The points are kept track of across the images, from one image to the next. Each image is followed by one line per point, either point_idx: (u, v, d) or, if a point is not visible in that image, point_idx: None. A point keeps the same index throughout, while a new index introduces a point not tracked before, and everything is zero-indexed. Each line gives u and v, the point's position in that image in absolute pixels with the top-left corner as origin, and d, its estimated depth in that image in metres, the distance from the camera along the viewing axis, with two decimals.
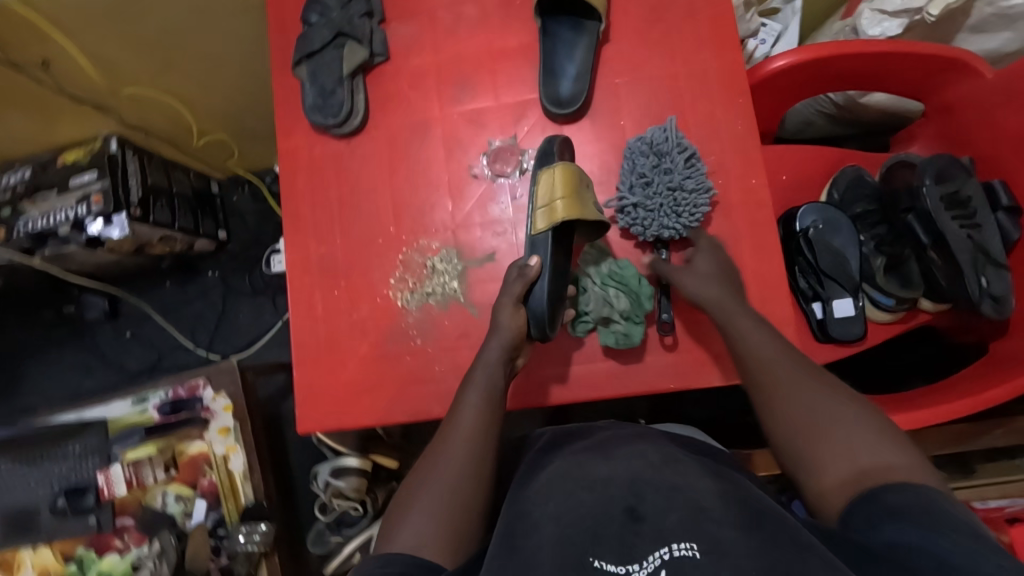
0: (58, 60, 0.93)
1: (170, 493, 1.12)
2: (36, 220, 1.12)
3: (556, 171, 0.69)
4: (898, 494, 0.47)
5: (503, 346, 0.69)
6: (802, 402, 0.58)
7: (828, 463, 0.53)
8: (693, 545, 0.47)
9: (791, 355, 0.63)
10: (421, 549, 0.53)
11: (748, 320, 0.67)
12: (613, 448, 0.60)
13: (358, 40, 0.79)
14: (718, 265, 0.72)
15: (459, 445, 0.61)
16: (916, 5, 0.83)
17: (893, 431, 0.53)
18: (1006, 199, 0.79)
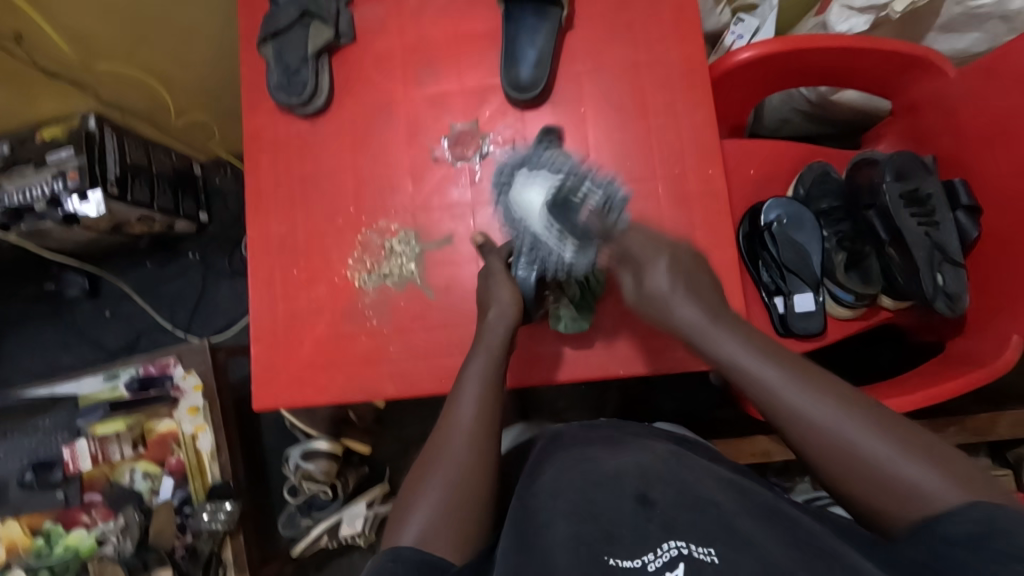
0: (31, 33, 0.94)
1: (137, 471, 1.13)
2: (12, 195, 1.13)
3: (551, 162, 0.72)
4: (956, 521, 0.46)
5: (507, 322, 0.67)
6: (835, 435, 0.52)
7: (880, 495, 0.50)
8: (711, 550, 0.48)
9: (801, 377, 0.56)
10: (429, 543, 0.54)
11: (744, 350, 0.58)
12: (619, 441, 0.65)
13: (323, 20, 0.79)
14: (679, 273, 0.63)
15: (460, 441, 0.60)
16: (882, 2, 0.83)
17: (931, 449, 0.50)
18: (966, 198, 0.78)
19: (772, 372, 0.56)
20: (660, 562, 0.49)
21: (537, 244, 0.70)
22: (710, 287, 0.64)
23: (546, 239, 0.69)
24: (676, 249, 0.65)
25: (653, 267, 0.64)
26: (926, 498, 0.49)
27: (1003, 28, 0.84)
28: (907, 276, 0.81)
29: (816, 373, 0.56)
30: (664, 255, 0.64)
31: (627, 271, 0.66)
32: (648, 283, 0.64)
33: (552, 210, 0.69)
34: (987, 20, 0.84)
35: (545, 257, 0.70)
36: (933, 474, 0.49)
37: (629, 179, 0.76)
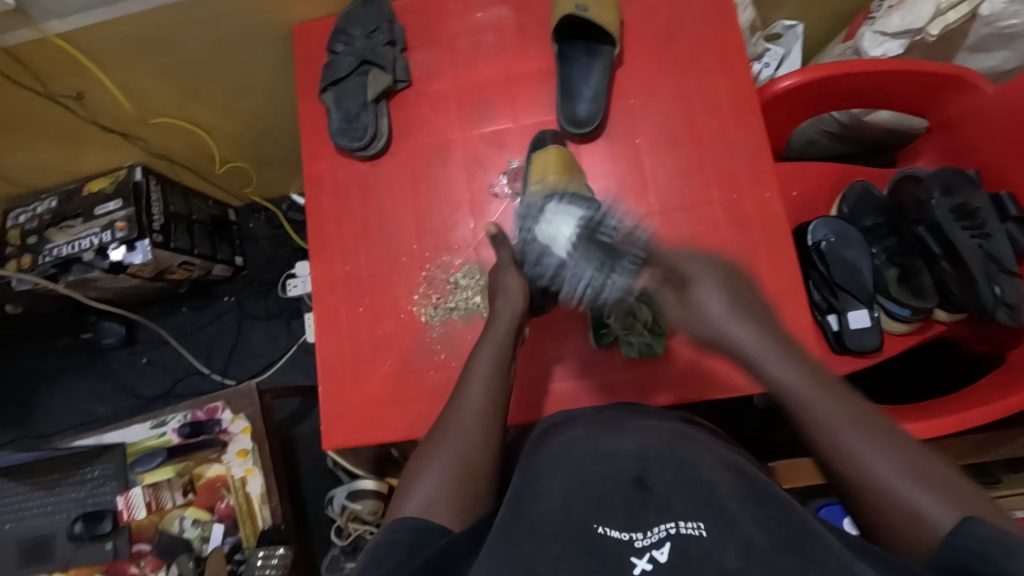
0: (91, 91, 0.98)
1: (187, 518, 1.11)
2: (61, 247, 1.15)
3: (549, 152, 0.77)
4: (958, 539, 0.44)
5: (514, 314, 0.69)
6: (867, 463, 0.50)
7: (894, 517, 0.48)
8: (700, 524, 0.46)
9: (856, 411, 0.53)
10: (432, 511, 0.53)
11: (793, 373, 0.56)
12: (625, 423, 0.62)
13: (382, 67, 0.83)
14: (722, 292, 0.61)
15: (467, 419, 0.59)
16: (916, 27, 0.86)
17: (937, 472, 0.48)
18: (1013, 209, 0.80)
19: (821, 398, 0.54)
20: (648, 541, 0.45)
21: (567, 270, 0.71)
22: (752, 298, 0.63)
23: (574, 266, 0.71)
24: (722, 271, 0.64)
25: (698, 287, 0.63)
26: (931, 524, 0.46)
27: None
28: (964, 289, 0.81)
29: (863, 406, 0.54)
30: (712, 272, 0.64)
31: (671, 285, 0.66)
32: (695, 296, 0.62)
33: (586, 242, 0.70)
34: (1016, 40, 0.87)
35: (574, 278, 0.71)
36: (945, 504, 0.46)
37: (685, 206, 0.79)
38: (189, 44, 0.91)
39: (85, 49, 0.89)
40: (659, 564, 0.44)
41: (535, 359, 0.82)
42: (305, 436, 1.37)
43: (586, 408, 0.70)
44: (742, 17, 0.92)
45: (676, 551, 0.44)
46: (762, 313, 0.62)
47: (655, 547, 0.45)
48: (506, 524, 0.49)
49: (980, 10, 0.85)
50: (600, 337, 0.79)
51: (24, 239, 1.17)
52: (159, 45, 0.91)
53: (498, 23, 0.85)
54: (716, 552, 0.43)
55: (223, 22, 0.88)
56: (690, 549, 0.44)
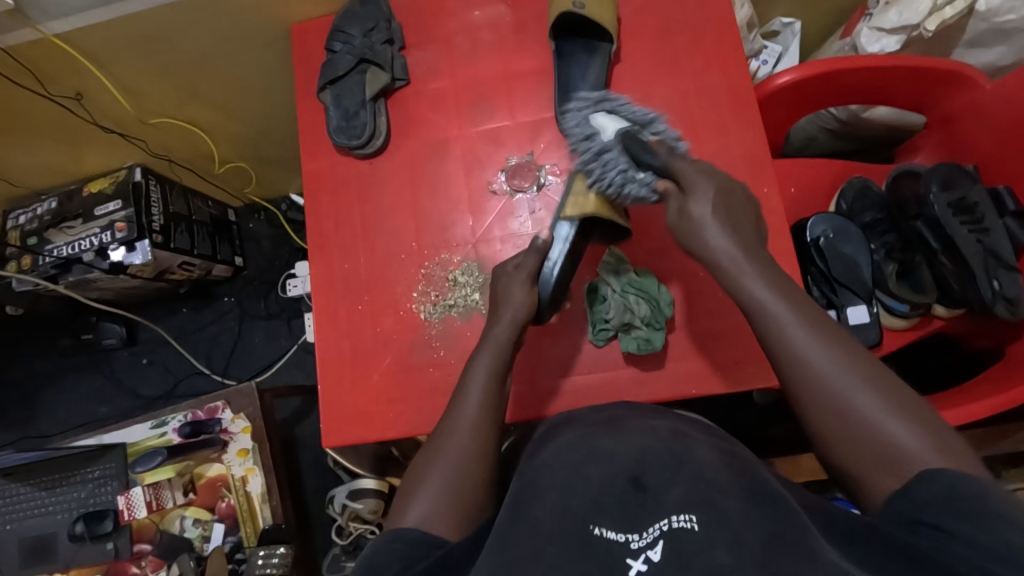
0: (90, 92, 0.99)
1: (188, 517, 1.11)
2: (61, 248, 1.15)
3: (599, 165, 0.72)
4: (927, 480, 0.45)
5: (514, 323, 0.67)
6: (842, 389, 0.50)
7: (864, 453, 0.49)
8: (691, 518, 0.47)
9: (824, 331, 0.53)
10: (431, 524, 0.53)
11: (767, 290, 0.55)
12: (623, 421, 0.61)
13: (380, 66, 0.83)
14: (724, 207, 0.58)
15: (463, 432, 0.59)
16: (913, 22, 0.86)
17: (906, 402, 0.49)
18: (1012, 205, 0.80)
19: (796, 320, 0.53)
20: (643, 542, 0.47)
21: (602, 159, 0.70)
22: (750, 217, 0.60)
23: (610, 157, 0.69)
24: (725, 186, 0.60)
25: (700, 189, 0.59)
26: (904, 457, 0.47)
27: None
28: (963, 284, 0.81)
29: (831, 325, 0.54)
30: (715, 187, 0.59)
31: (675, 194, 0.61)
32: (691, 206, 0.59)
33: (625, 138, 0.69)
34: (1013, 35, 0.87)
35: (607, 168, 0.69)
36: (917, 437, 0.47)
37: None
38: (188, 44, 0.91)
39: (84, 49, 0.89)
40: (653, 564, 0.46)
41: (535, 355, 0.82)
42: (306, 436, 1.37)
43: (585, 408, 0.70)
44: (740, 14, 0.92)
45: (670, 550, 0.46)
46: (749, 228, 0.59)
47: (650, 547, 0.47)
48: (504, 529, 0.50)
49: (977, 5, 0.85)
50: (598, 333, 0.79)
51: (25, 240, 1.18)
52: (158, 45, 0.91)
53: (496, 21, 0.86)
54: (707, 549, 0.45)
55: (222, 21, 0.88)
56: (683, 547, 0.46)
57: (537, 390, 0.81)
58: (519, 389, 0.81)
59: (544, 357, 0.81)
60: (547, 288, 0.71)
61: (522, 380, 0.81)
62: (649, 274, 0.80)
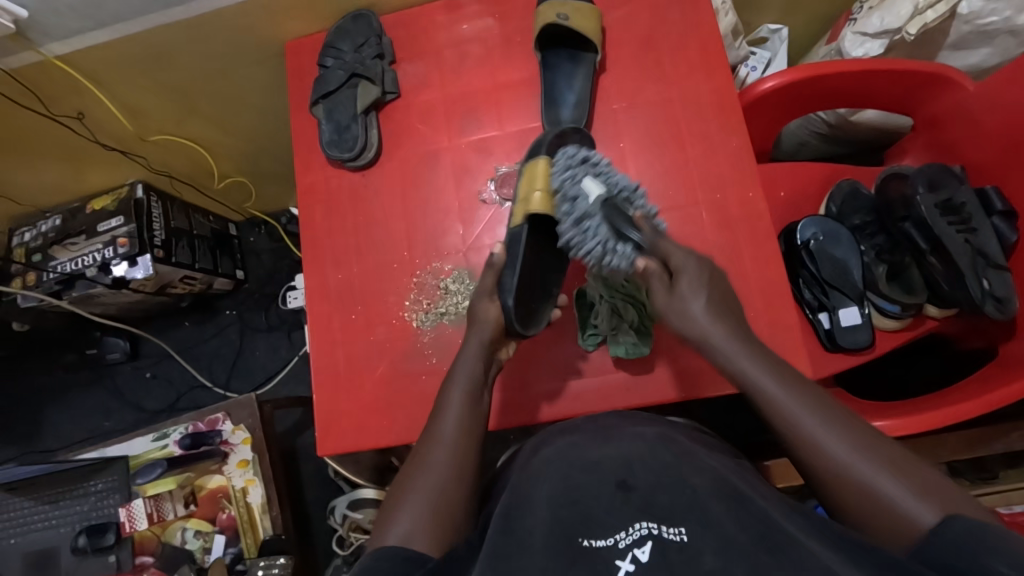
0: (91, 111, 1.01)
1: (190, 529, 1.11)
2: (65, 264, 1.17)
3: (538, 164, 0.73)
4: (950, 536, 0.44)
5: (482, 343, 0.69)
6: (842, 461, 0.51)
7: (885, 524, 0.48)
8: (682, 529, 0.46)
9: (819, 401, 0.55)
10: (412, 540, 0.53)
11: (759, 365, 0.58)
12: (613, 430, 0.62)
13: (371, 80, 0.86)
14: (703, 286, 0.62)
15: (438, 450, 0.61)
16: (894, 26, 0.88)
17: (918, 474, 0.49)
18: (1000, 203, 0.79)
19: (788, 395, 0.56)
20: (630, 540, 0.46)
21: (586, 227, 0.68)
22: (732, 301, 0.64)
23: (592, 225, 0.68)
24: (705, 262, 0.65)
25: (682, 279, 0.63)
26: (914, 520, 0.47)
27: (1012, 42, 0.88)
28: (952, 284, 0.81)
29: (823, 395, 0.56)
30: (706, 275, 0.63)
31: (660, 277, 0.65)
32: (680, 287, 0.63)
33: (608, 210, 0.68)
34: (997, 37, 0.88)
35: (589, 240, 0.68)
36: (923, 498, 0.48)
37: (670, 207, 0.81)
38: (185, 64, 0.94)
39: (83, 70, 0.92)
40: (641, 564, 0.45)
41: (527, 362, 0.82)
42: (307, 447, 1.38)
43: (581, 417, 0.70)
44: (724, 22, 0.94)
45: (657, 552, 0.45)
46: (739, 316, 0.64)
47: (637, 547, 0.46)
48: (494, 539, 0.49)
49: (959, 8, 0.86)
50: (587, 337, 0.80)
51: (29, 257, 1.20)
52: (156, 65, 0.94)
53: (484, 33, 0.88)
54: (697, 556, 0.44)
55: (218, 42, 0.91)
56: (670, 553, 0.45)
57: (530, 395, 0.81)
58: (511, 395, 0.82)
59: (535, 364, 0.82)
60: (511, 297, 0.70)
61: (515, 386, 0.82)
62: None
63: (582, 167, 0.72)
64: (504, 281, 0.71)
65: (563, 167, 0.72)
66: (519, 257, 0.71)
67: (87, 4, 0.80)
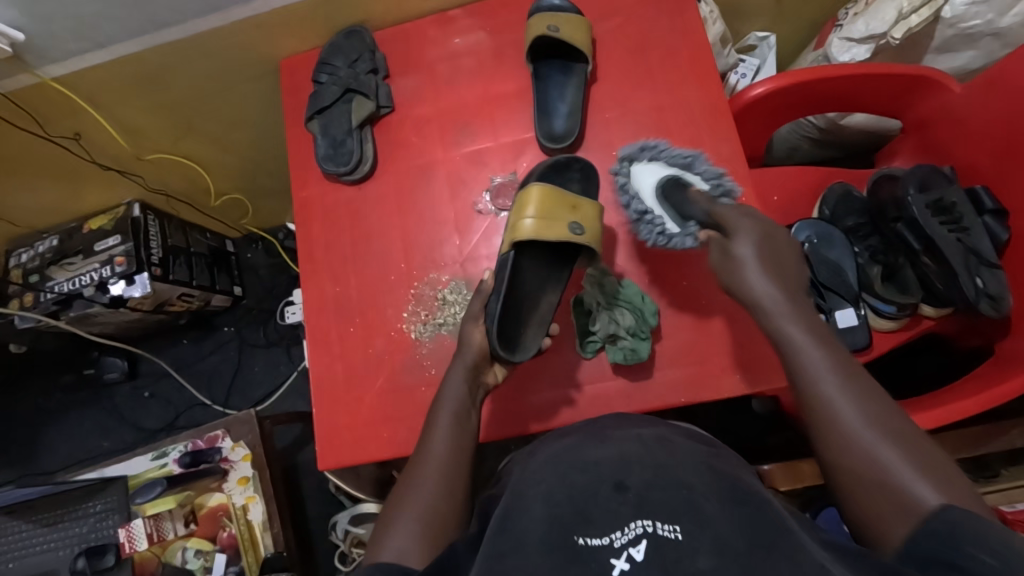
0: (88, 131, 1.02)
1: (190, 548, 1.10)
2: (62, 284, 1.17)
3: (531, 191, 0.73)
4: (941, 521, 0.45)
5: (465, 370, 0.70)
6: (860, 437, 0.51)
7: (881, 500, 0.49)
8: (676, 528, 0.46)
9: (844, 370, 0.55)
10: (408, 557, 0.52)
11: (804, 333, 0.57)
12: (609, 432, 0.62)
13: (365, 95, 0.87)
14: (759, 247, 0.60)
15: (433, 468, 0.61)
16: (879, 31, 0.89)
17: (923, 455, 0.49)
18: (990, 202, 0.80)
19: (818, 356, 0.56)
20: (625, 540, 0.46)
21: (646, 220, 0.76)
22: (789, 257, 0.62)
23: (655, 214, 0.76)
24: (762, 225, 0.62)
25: (738, 232, 0.62)
26: (914, 504, 0.47)
27: (996, 44, 0.89)
28: (947, 283, 0.82)
29: (850, 363, 0.56)
30: (756, 231, 0.61)
31: (715, 240, 0.65)
32: (734, 247, 0.61)
33: (670, 191, 0.75)
34: (980, 39, 0.89)
35: (650, 229, 0.76)
36: (926, 481, 0.48)
37: None
38: (180, 84, 0.95)
39: (79, 90, 0.93)
40: (636, 563, 0.45)
41: (525, 371, 0.82)
42: (307, 462, 1.37)
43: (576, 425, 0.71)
44: (712, 30, 0.95)
45: (652, 550, 0.45)
46: (792, 270, 0.62)
47: (632, 545, 0.46)
48: (490, 541, 0.49)
49: (942, 13, 0.87)
50: (586, 345, 0.80)
51: (26, 278, 1.20)
52: (151, 85, 0.94)
53: (476, 47, 0.89)
54: (691, 553, 0.44)
55: (213, 62, 0.91)
56: (666, 551, 0.45)
57: (530, 404, 0.81)
58: (512, 405, 0.81)
59: (535, 372, 0.82)
60: (493, 327, 0.71)
61: (514, 395, 0.82)
62: (633, 284, 0.81)
63: (639, 151, 0.78)
64: (490, 307, 0.72)
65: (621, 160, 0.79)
66: (504, 284, 0.72)
67: (83, 26, 0.81)
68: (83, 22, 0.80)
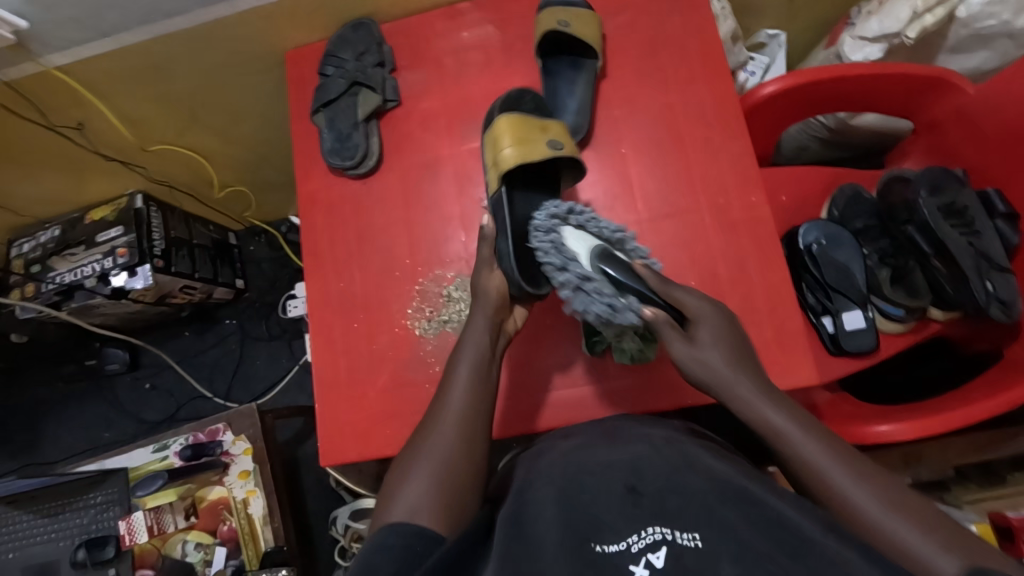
0: (91, 121, 1.01)
1: (190, 542, 1.10)
2: (64, 275, 1.16)
3: (501, 123, 0.73)
4: None
5: (487, 314, 0.69)
6: (868, 514, 0.50)
7: (909, 575, 0.47)
8: (695, 534, 0.46)
9: (840, 452, 0.54)
10: (420, 516, 0.53)
11: (783, 418, 0.57)
12: (618, 432, 0.62)
13: (372, 88, 0.86)
14: (724, 340, 0.62)
15: (450, 425, 0.60)
16: (893, 30, 0.87)
17: (931, 520, 0.49)
18: (1002, 206, 0.79)
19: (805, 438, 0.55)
20: (642, 545, 0.46)
21: (588, 289, 0.68)
22: (747, 343, 0.64)
23: (595, 281, 0.68)
24: (719, 310, 0.65)
25: (699, 317, 0.64)
26: (934, 572, 0.46)
27: (1010, 46, 0.88)
28: (956, 287, 0.81)
29: (840, 440, 0.56)
30: (714, 313, 0.64)
31: (671, 329, 0.64)
32: (699, 334, 0.63)
33: (603, 260, 0.69)
34: (995, 40, 0.88)
35: (593, 300, 0.68)
36: (942, 548, 0.47)
37: (674, 211, 0.81)
38: (185, 74, 0.94)
39: (83, 80, 0.92)
40: (655, 569, 0.45)
41: (530, 370, 0.82)
42: (308, 457, 1.37)
43: (586, 422, 0.71)
44: (723, 27, 0.94)
45: (671, 557, 0.45)
46: (754, 358, 0.64)
47: (650, 552, 0.46)
48: (505, 542, 0.49)
49: (957, 12, 0.86)
50: (592, 345, 0.79)
51: (28, 268, 1.19)
52: (154, 74, 0.93)
53: (484, 41, 0.88)
54: (711, 559, 0.44)
55: (218, 54, 0.91)
56: (685, 557, 0.45)
57: (535, 403, 0.81)
58: (516, 403, 0.81)
59: (540, 370, 0.82)
60: (512, 265, 0.70)
61: (519, 393, 0.81)
62: None
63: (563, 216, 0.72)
64: (501, 248, 0.71)
65: (542, 226, 0.72)
66: (508, 223, 0.71)
67: (87, 14, 0.80)
68: (87, 11, 0.80)
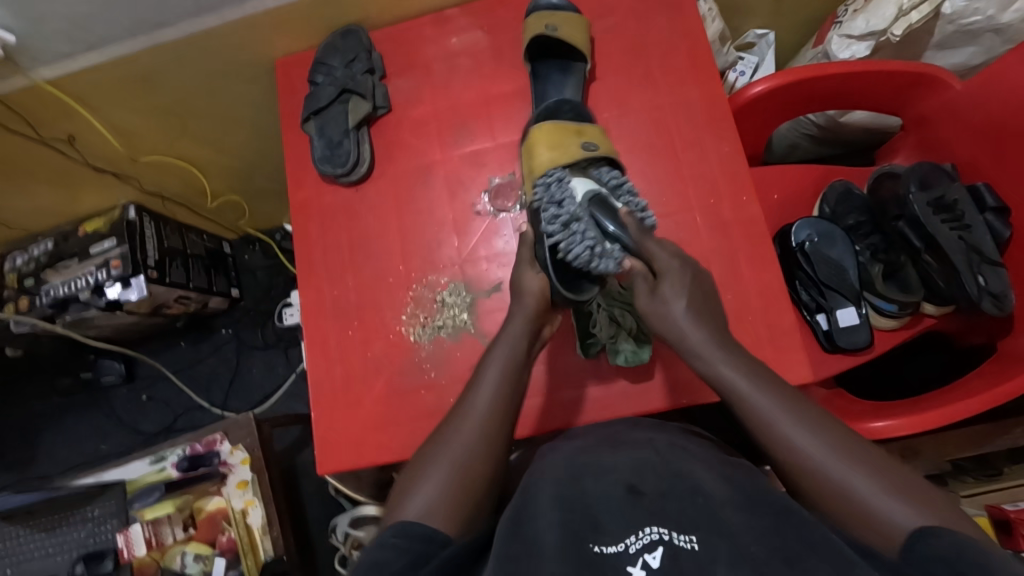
0: (81, 133, 1.01)
1: (189, 553, 1.09)
2: (58, 287, 1.16)
3: (539, 129, 0.77)
4: (940, 540, 0.44)
5: (525, 317, 0.68)
6: (826, 468, 0.50)
7: (857, 522, 0.48)
8: (692, 538, 0.46)
9: (799, 410, 0.54)
10: (432, 517, 0.53)
11: (738, 374, 0.58)
12: (622, 436, 0.63)
13: (361, 95, 0.86)
14: (691, 291, 0.63)
15: (470, 428, 0.60)
16: (880, 28, 0.89)
17: (886, 469, 0.50)
18: (992, 200, 0.79)
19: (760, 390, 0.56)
20: (639, 545, 0.47)
21: (574, 232, 0.68)
22: (713, 299, 0.66)
23: (582, 224, 0.68)
24: (685, 261, 0.66)
25: (672, 271, 0.64)
26: (889, 522, 0.47)
27: (996, 41, 0.89)
28: (948, 281, 0.81)
29: (800, 399, 0.56)
30: (687, 273, 0.65)
31: (644, 277, 0.66)
32: (663, 289, 0.64)
33: (593, 204, 0.69)
34: (980, 35, 0.89)
35: (577, 240, 0.67)
36: (899, 500, 0.47)
37: (665, 211, 0.81)
38: (174, 85, 0.94)
39: (72, 93, 0.91)
40: (652, 569, 0.45)
41: None
42: (306, 465, 1.36)
43: (588, 427, 0.72)
44: (711, 28, 0.94)
45: (667, 557, 0.45)
46: (720, 317, 0.65)
47: (647, 552, 0.46)
48: (504, 540, 0.48)
49: (942, 9, 0.87)
50: (587, 347, 0.79)
51: (21, 282, 1.19)
52: (143, 85, 0.93)
53: (473, 47, 0.88)
54: (708, 562, 0.44)
55: (207, 64, 0.91)
56: (682, 559, 0.45)
57: (531, 407, 0.81)
58: None
59: (536, 374, 0.82)
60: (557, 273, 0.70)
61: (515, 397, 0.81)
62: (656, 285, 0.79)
63: (563, 172, 0.74)
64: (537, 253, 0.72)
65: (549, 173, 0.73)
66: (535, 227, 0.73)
67: (75, 26, 0.80)
68: (75, 23, 0.79)
